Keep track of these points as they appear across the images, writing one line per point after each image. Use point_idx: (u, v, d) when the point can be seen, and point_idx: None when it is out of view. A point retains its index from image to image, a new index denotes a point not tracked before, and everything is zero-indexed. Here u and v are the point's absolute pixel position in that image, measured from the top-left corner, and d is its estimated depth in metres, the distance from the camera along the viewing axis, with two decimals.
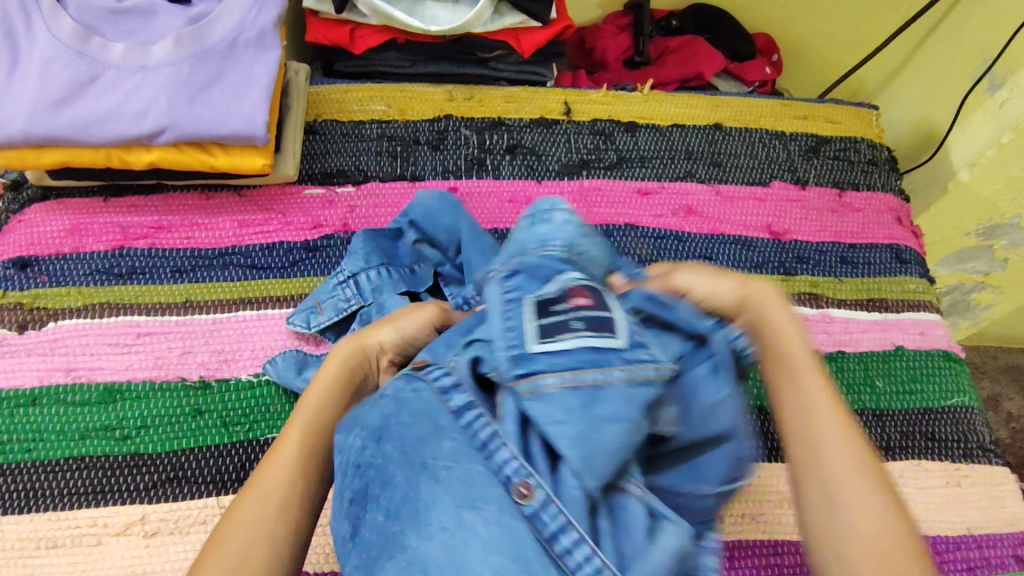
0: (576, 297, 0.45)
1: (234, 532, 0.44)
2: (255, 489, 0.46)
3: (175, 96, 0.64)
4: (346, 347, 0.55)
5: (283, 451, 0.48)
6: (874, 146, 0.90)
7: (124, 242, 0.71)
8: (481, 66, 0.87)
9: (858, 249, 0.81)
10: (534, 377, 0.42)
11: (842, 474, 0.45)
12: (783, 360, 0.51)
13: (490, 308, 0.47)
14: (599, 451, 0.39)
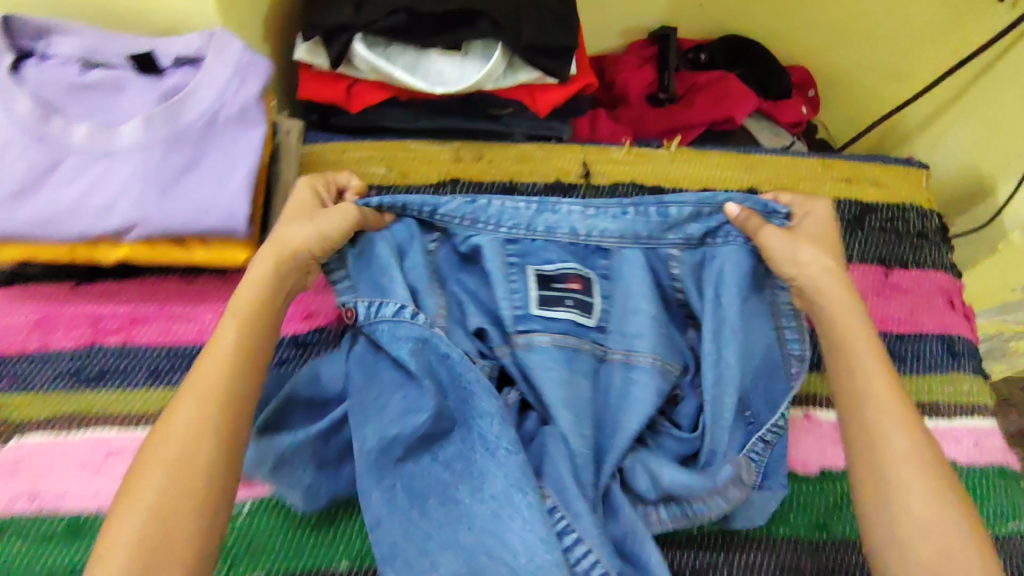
0: (571, 282, 0.60)
1: (167, 438, 0.44)
2: (189, 393, 0.45)
3: (147, 188, 0.56)
4: (267, 254, 0.54)
5: (222, 344, 0.48)
6: (925, 214, 0.81)
7: (95, 339, 0.64)
8: (492, 121, 0.79)
9: (907, 340, 0.74)
10: (528, 334, 0.57)
11: (910, 463, 0.46)
12: (839, 345, 0.53)
13: (491, 270, 0.59)
14: (582, 410, 0.54)
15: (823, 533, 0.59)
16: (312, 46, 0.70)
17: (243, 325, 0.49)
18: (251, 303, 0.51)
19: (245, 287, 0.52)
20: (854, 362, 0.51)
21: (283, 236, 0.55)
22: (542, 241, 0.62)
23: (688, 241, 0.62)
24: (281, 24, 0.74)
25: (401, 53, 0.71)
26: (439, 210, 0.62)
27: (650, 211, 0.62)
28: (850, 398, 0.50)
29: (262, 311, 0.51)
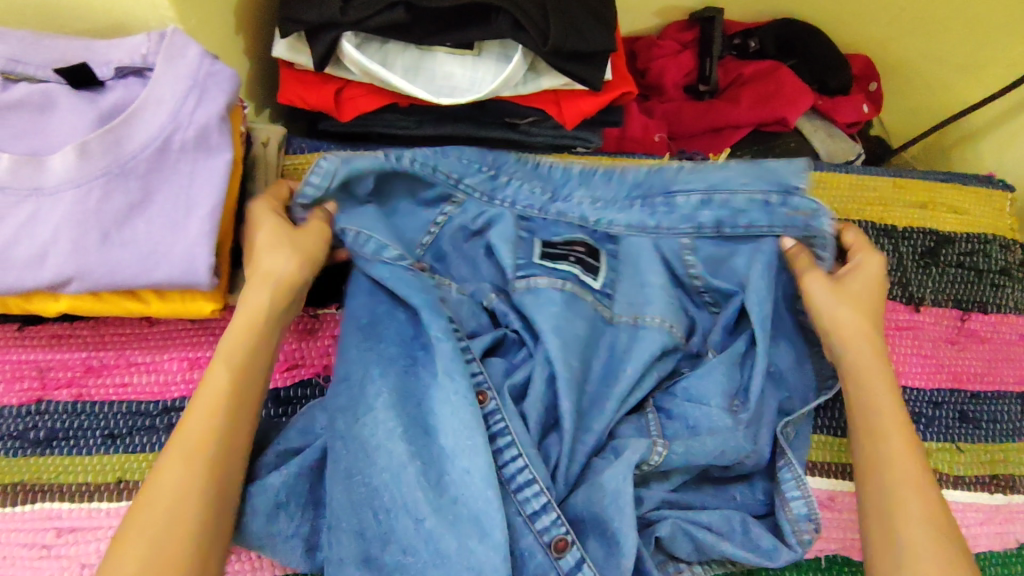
0: (575, 247, 0.62)
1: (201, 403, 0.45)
2: (221, 361, 0.46)
3: (85, 234, 0.47)
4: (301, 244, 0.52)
5: (253, 302, 0.49)
6: (1008, 248, 0.70)
7: (42, 394, 0.55)
8: (509, 130, 0.67)
9: (981, 400, 0.64)
10: (530, 279, 0.59)
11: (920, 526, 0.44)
12: (867, 428, 0.49)
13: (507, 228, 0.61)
14: (575, 342, 0.55)
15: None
16: (295, 41, 0.60)
17: (227, 358, 0.47)
18: (240, 344, 0.47)
19: (241, 311, 0.49)
20: (882, 456, 0.48)
21: (288, 265, 0.51)
22: (554, 219, 0.64)
23: (700, 230, 0.62)
24: (257, 13, 0.62)
25: (401, 52, 0.60)
26: (467, 180, 0.63)
27: (662, 202, 0.64)
28: (869, 462, 0.48)
29: (253, 334, 0.48)
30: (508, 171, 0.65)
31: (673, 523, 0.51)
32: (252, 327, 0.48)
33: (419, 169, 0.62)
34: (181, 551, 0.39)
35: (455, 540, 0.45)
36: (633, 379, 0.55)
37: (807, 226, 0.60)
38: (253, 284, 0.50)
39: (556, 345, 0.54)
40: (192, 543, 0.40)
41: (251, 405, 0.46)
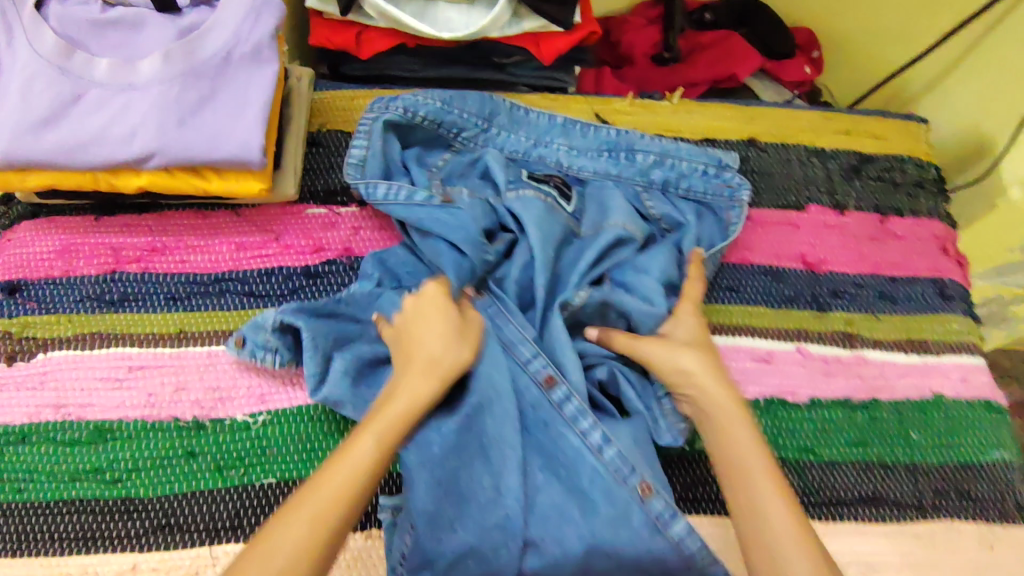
0: (556, 179, 0.73)
1: (346, 460, 0.48)
2: (372, 425, 0.50)
3: (165, 119, 0.59)
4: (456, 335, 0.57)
5: (415, 381, 0.54)
6: (921, 165, 0.83)
7: (115, 266, 0.67)
8: (498, 71, 0.81)
9: (899, 283, 0.75)
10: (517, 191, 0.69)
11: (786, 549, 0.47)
12: (710, 428, 0.55)
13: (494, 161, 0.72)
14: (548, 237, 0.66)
15: None
16: None
17: (376, 430, 0.50)
18: (396, 418, 0.51)
19: (399, 392, 0.53)
20: (732, 441, 0.53)
21: (445, 350, 0.56)
22: (537, 160, 0.75)
23: (651, 184, 0.75)
24: None
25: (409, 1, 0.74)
26: (464, 133, 0.75)
27: (625, 155, 0.76)
28: (737, 494, 0.51)
29: (400, 417, 0.52)
30: (498, 122, 0.76)
31: (609, 368, 0.62)
32: (408, 411, 0.52)
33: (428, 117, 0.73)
34: None
35: (509, 436, 0.55)
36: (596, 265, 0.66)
37: (732, 195, 0.75)
38: (416, 367, 0.55)
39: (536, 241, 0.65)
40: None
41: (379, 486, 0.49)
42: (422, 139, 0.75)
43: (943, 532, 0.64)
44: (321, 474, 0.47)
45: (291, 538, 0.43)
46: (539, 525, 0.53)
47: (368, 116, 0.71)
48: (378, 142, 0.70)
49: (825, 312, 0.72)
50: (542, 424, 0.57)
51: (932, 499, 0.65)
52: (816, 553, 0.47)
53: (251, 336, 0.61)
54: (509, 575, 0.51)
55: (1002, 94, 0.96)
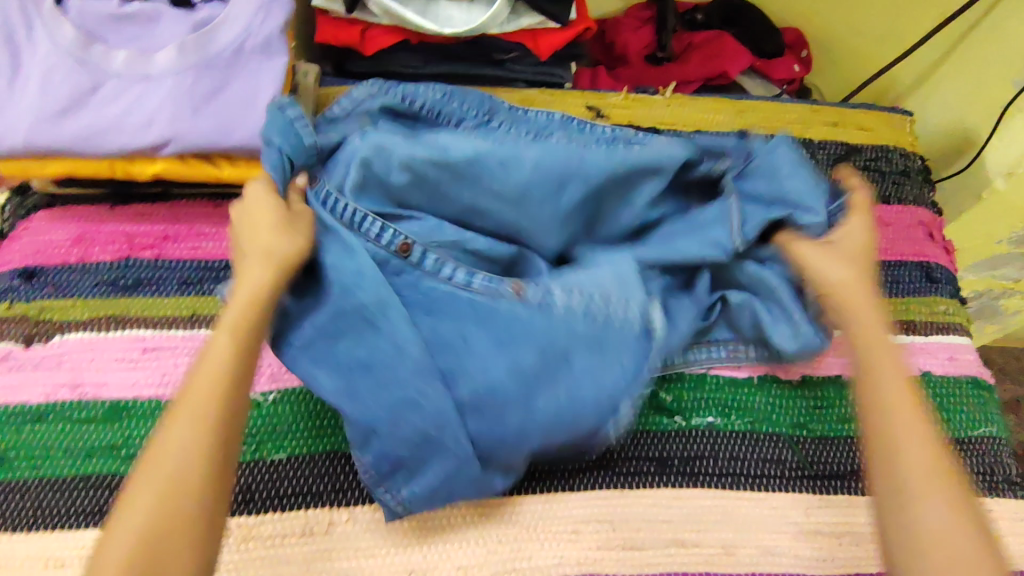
0: None
1: (205, 369, 0.49)
2: (222, 328, 0.52)
3: (180, 108, 0.62)
4: (277, 235, 0.57)
5: (244, 285, 0.54)
6: (907, 155, 0.86)
7: (129, 253, 0.69)
8: (497, 67, 0.84)
9: (886, 267, 0.78)
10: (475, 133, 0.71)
11: (921, 485, 0.47)
12: (868, 347, 0.55)
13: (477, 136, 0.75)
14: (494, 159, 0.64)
15: (752, 428, 0.67)
16: None
17: (230, 330, 0.52)
18: (243, 314, 0.53)
19: (245, 281, 0.55)
20: (870, 370, 0.53)
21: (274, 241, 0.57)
22: None
23: None
24: None
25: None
26: (465, 124, 0.76)
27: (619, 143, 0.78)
28: (880, 427, 0.50)
29: (247, 314, 0.53)
30: (499, 117, 0.77)
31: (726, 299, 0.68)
32: (248, 298, 0.54)
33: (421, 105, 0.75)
34: (188, 506, 0.44)
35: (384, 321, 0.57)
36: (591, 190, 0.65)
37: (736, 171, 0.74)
38: (249, 265, 0.56)
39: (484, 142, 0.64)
40: (197, 509, 0.44)
41: (247, 379, 0.51)
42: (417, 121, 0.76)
43: None
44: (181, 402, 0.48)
45: (176, 451, 0.45)
46: (465, 364, 0.57)
47: (363, 90, 0.75)
48: (362, 114, 0.73)
49: None
50: (418, 289, 0.60)
51: None
52: (948, 484, 0.48)
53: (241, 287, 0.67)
54: (459, 438, 0.56)
55: (984, 88, 0.99)
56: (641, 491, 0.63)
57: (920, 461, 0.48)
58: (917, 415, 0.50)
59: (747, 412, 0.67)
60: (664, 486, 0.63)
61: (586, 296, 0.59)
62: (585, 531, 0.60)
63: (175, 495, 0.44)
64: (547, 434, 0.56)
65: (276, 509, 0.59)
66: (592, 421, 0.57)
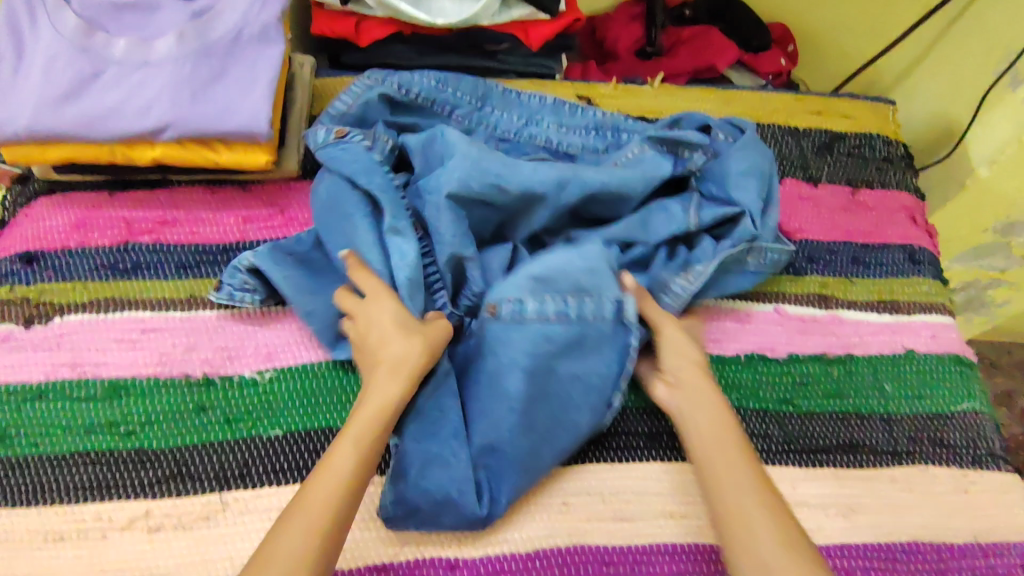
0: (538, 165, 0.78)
1: (324, 479, 0.52)
2: (347, 436, 0.55)
3: (179, 94, 0.64)
4: (412, 340, 0.59)
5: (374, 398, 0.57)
6: (890, 142, 0.88)
7: (128, 237, 0.71)
8: (489, 59, 0.87)
9: (871, 249, 0.80)
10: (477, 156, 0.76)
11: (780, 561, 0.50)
12: (710, 460, 0.57)
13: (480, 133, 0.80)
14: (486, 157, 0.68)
15: (740, 405, 0.68)
16: None
17: (351, 438, 0.55)
18: (367, 428, 0.55)
19: (372, 395, 0.57)
20: (714, 468, 0.56)
21: (405, 350, 0.59)
22: (527, 140, 0.80)
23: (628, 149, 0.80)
24: None
25: None
26: (458, 111, 0.80)
27: (610, 133, 0.81)
28: (736, 518, 0.53)
29: (372, 418, 0.56)
30: (492, 103, 0.81)
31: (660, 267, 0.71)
32: (380, 414, 0.56)
33: (418, 96, 0.78)
34: None
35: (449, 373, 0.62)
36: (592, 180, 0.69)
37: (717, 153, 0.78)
38: (386, 368, 0.58)
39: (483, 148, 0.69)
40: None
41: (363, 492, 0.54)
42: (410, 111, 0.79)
43: (920, 476, 0.67)
44: (310, 486, 0.52)
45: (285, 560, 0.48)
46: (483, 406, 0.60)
47: (361, 83, 0.77)
48: (364, 103, 0.76)
49: (802, 276, 0.76)
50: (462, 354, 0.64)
51: (907, 446, 0.68)
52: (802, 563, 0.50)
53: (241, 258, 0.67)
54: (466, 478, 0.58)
55: (965, 79, 1.02)
56: (630, 464, 0.64)
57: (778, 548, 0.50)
58: (762, 506, 0.53)
59: (735, 388, 0.69)
60: (654, 460, 0.64)
61: (558, 294, 0.62)
62: (575, 504, 0.61)
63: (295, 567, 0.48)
64: (556, 451, 0.60)
65: (271, 483, 0.60)
66: (586, 419, 0.61)
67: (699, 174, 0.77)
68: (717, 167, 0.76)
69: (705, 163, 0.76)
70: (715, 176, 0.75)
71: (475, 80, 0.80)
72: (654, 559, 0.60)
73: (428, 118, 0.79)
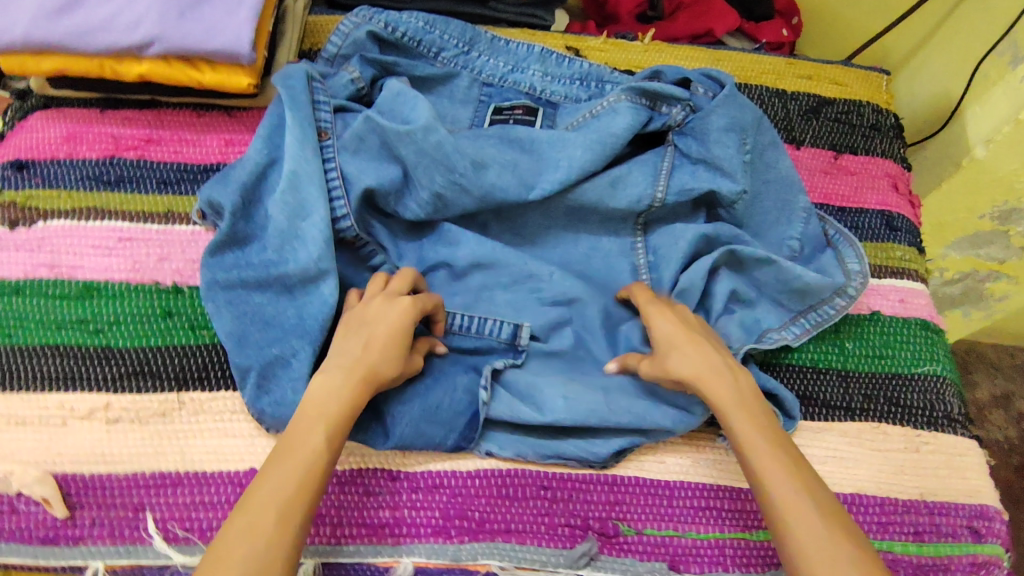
0: (517, 110, 0.79)
1: (261, 506, 0.47)
2: (281, 463, 0.49)
3: (165, 10, 0.66)
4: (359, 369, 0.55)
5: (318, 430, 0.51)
6: (880, 111, 0.87)
7: (115, 152, 0.73)
8: (481, 6, 0.88)
9: (848, 213, 0.79)
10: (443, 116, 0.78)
11: (821, 543, 0.47)
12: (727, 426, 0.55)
13: (464, 76, 0.80)
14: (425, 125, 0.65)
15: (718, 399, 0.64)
16: None
17: (325, 420, 0.52)
18: (310, 458, 0.50)
19: (332, 394, 0.53)
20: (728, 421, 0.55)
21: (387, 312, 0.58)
22: (510, 86, 0.81)
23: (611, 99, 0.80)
24: None
25: None
26: (445, 54, 0.81)
27: (595, 84, 0.81)
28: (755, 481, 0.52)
29: (344, 407, 0.53)
30: (479, 48, 0.82)
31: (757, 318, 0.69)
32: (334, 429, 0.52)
33: (403, 35, 0.79)
34: None
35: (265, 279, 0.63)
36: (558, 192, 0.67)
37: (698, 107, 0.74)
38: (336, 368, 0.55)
39: (464, 140, 0.66)
40: None
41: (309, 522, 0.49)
42: (394, 51, 0.80)
43: (871, 432, 0.67)
44: (275, 467, 0.49)
45: None
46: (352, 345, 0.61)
47: (349, 21, 0.78)
48: (353, 42, 0.77)
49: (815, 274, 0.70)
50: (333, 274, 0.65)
51: (861, 403, 0.68)
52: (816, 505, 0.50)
53: (212, 190, 0.65)
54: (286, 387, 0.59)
55: (966, 57, 1.00)
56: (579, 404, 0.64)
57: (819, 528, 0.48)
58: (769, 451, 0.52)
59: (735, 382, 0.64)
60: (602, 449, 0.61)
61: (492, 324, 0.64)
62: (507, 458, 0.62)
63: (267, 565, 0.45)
64: (428, 406, 0.59)
65: (227, 387, 0.62)
66: (462, 389, 0.61)
67: (679, 130, 0.73)
68: (698, 123, 0.71)
69: (686, 119, 0.73)
70: (693, 130, 0.72)
71: (462, 24, 0.81)
72: (592, 487, 0.61)
73: (414, 59, 0.80)
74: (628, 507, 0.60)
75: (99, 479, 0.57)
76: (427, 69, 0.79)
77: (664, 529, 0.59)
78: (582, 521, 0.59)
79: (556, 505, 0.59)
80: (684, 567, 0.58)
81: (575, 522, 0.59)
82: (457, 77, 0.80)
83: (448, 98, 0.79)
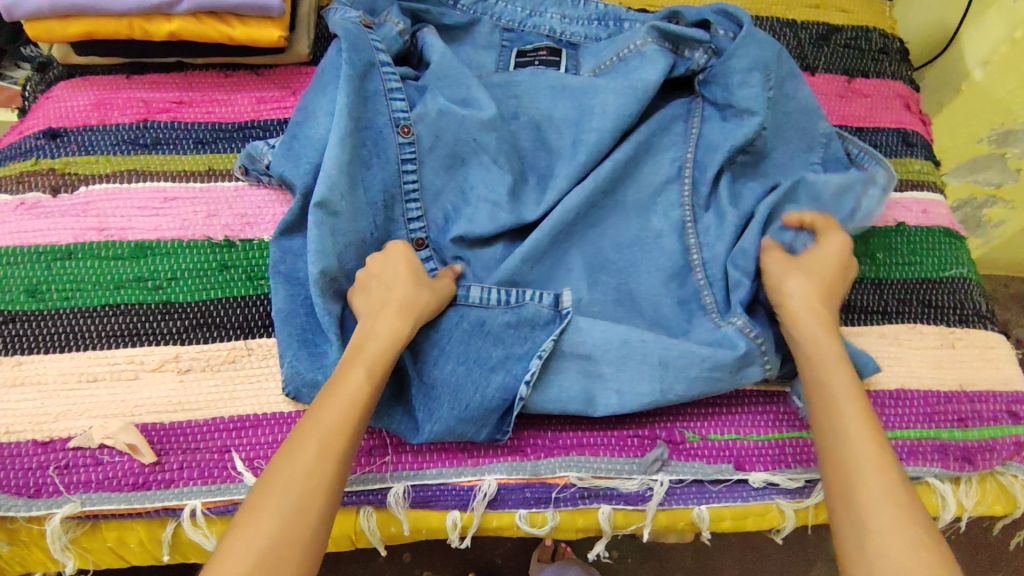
0: (541, 51, 0.80)
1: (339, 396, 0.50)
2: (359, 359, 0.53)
3: None
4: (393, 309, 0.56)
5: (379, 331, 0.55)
6: (886, 35, 0.89)
7: (147, 116, 0.73)
8: None
9: (865, 133, 0.82)
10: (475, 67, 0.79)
11: (872, 469, 0.49)
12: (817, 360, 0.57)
13: (484, 22, 0.81)
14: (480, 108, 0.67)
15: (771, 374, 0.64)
16: None
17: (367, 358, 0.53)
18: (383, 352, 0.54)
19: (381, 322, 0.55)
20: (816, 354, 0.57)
21: (412, 294, 0.57)
22: (530, 31, 0.81)
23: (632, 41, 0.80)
24: None
25: None
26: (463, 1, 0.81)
27: (613, 23, 0.82)
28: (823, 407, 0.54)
29: (386, 350, 0.54)
30: None
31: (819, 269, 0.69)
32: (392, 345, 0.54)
33: None
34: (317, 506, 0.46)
35: None
36: (595, 138, 0.68)
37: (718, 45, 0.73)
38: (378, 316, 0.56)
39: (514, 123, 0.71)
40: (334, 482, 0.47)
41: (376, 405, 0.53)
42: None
43: (907, 332, 0.70)
44: (326, 399, 0.50)
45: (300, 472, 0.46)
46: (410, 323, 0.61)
47: None
48: None
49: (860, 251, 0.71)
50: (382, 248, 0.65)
51: (897, 306, 0.71)
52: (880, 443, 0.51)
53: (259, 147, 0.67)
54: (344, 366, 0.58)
55: None
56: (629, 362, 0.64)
57: (888, 483, 0.49)
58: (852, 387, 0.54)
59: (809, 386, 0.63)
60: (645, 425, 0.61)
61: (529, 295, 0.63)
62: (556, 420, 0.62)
63: (311, 491, 0.46)
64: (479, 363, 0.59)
65: None
66: (497, 384, 0.58)
67: (702, 76, 0.73)
68: (721, 67, 0.72)
69: (709, 63, 0.73)
70: (716, 76, 0.72)
71: None
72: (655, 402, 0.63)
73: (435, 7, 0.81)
74: (692, 416, 0.62)
75: (180, 426, 0.58)
76: (454, 17, 0.80)
77: (727, 434, 0.62)
78: (650, 431, 0.61)
79: (623, 419, 0.62)
80: (750, 466, 0.61)
81: (643, 433, 0.61)
82: (478, 23, 0.81)
83: (472, 44, 0.80)
